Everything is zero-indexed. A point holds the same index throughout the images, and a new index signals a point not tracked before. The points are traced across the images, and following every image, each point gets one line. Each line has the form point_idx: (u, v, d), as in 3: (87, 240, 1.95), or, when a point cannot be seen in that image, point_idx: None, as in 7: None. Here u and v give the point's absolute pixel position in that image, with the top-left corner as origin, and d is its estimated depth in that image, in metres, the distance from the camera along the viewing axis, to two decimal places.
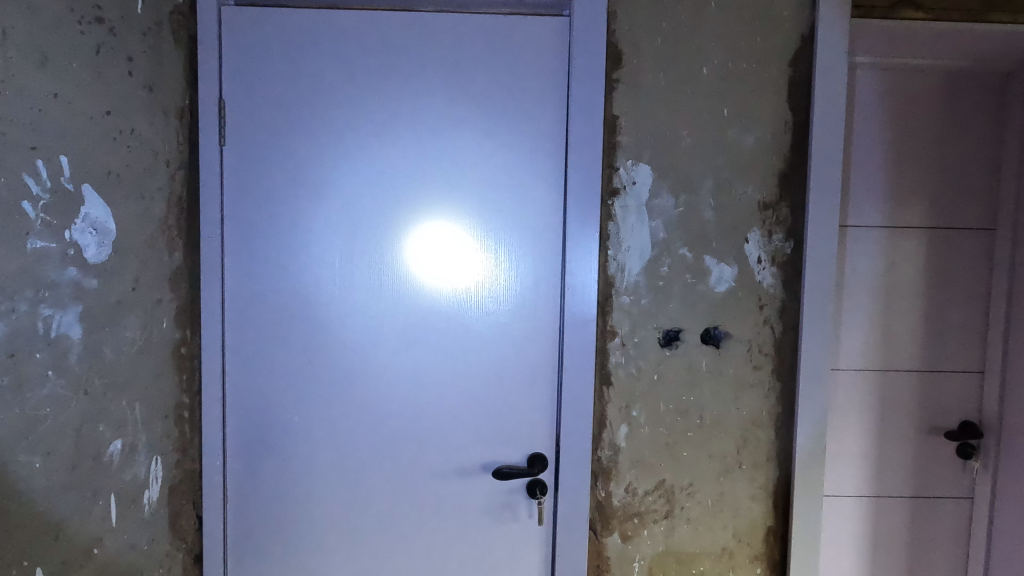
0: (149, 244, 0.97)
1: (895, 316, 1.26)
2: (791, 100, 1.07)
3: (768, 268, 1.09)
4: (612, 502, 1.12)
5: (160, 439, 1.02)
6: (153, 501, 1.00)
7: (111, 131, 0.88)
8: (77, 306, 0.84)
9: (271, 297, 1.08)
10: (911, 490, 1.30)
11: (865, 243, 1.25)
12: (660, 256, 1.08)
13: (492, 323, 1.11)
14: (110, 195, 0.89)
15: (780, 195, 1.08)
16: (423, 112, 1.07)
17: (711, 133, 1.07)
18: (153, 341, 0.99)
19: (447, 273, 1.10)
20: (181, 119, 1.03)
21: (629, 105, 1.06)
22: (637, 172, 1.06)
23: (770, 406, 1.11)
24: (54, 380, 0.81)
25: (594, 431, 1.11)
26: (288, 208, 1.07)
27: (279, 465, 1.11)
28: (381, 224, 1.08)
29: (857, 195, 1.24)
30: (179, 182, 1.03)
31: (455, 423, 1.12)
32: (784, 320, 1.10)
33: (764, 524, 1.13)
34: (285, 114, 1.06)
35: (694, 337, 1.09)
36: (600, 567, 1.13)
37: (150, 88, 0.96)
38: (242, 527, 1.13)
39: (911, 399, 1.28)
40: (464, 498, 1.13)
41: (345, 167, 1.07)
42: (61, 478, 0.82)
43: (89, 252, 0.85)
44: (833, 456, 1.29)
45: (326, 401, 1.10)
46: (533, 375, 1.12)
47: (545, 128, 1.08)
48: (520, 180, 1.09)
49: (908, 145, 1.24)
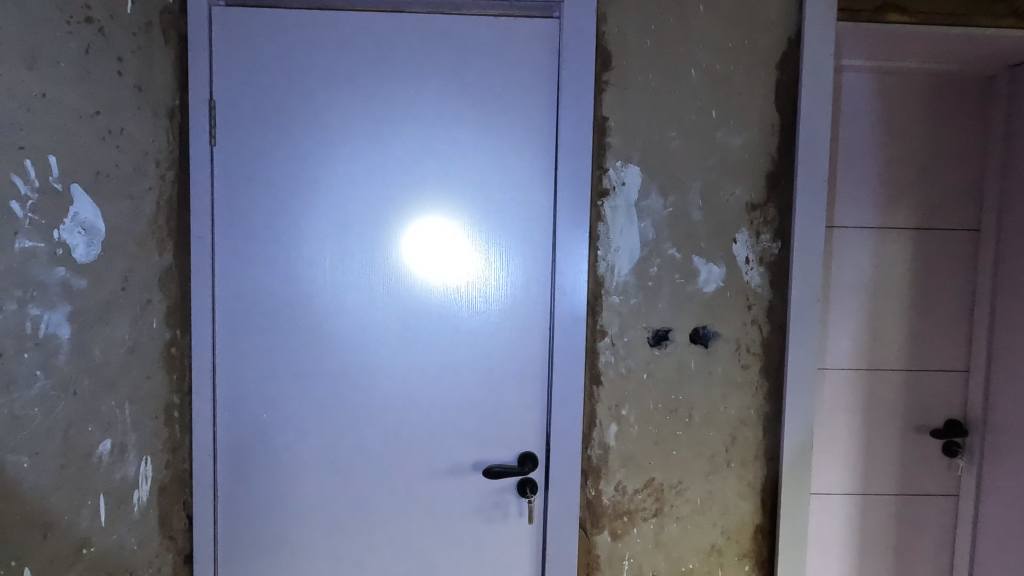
0: (139, 244, 0.97)
1: (882, 315, 1.28)
2: (778, 102, 1.08)
3: (756, 268, 1.10)
4: (601, 500, 1.13)
5: (150, 439, 1.01)
6: (143, 501, 1.00)
7: (100, 131, 0.88)
8: (66, 306, 0.83)
9: (261, 297, 1.08)
10: (898, 488, 1.31)
11: (852, 243, 1.26)
12: (650, 256, 1.09)
13: (483, 323, 1.11)
14: (99, 195, 0.88)
15: (767, 196, 1.09)
16: (414, 113, 1.07)
17: (699, 134, 1.08)
18: (143, 341, 0.98)
19: (438, 272, 1.10)
20: (171, 119, 1.03)
21: (618, 106, 1.07)
22: (627, 172, 1.07)
23: (758, 405, 1.12)
24: (42, 380, 0.81)
25: (584, 430, 1.12)
26: (279, 208, 1.07)
27: (270, 465, 1.11)
28: (373, 224, 1.09)
29: (844, 197, 1.26)
30: (168, 182, 1.03)
31: (446, 422, 1.12)
32: (772, 320, 1.11)
33: (752, 521, 1.15)
34: (277, 115, 1.06)
35: (683, 336, 1.11)
36: (590, 565, 1.14)
37: (140, 88, 0.96)
38: (233, 528, 1.12)
39: (898, 398, 1.29)
40: (456, 498, 1.13)
41: (335, 168, 1.07)
42: (49, 478, 0.82)
43: (78, 252, 0.85)
44: (821, 454, 1.30)
45: (317, 401, 1.11)
46: (524, 375, 1.12)
47: (536, 130, 1.09)
48: (510, 180, 1.09)
49: (894, 147, 1.25)
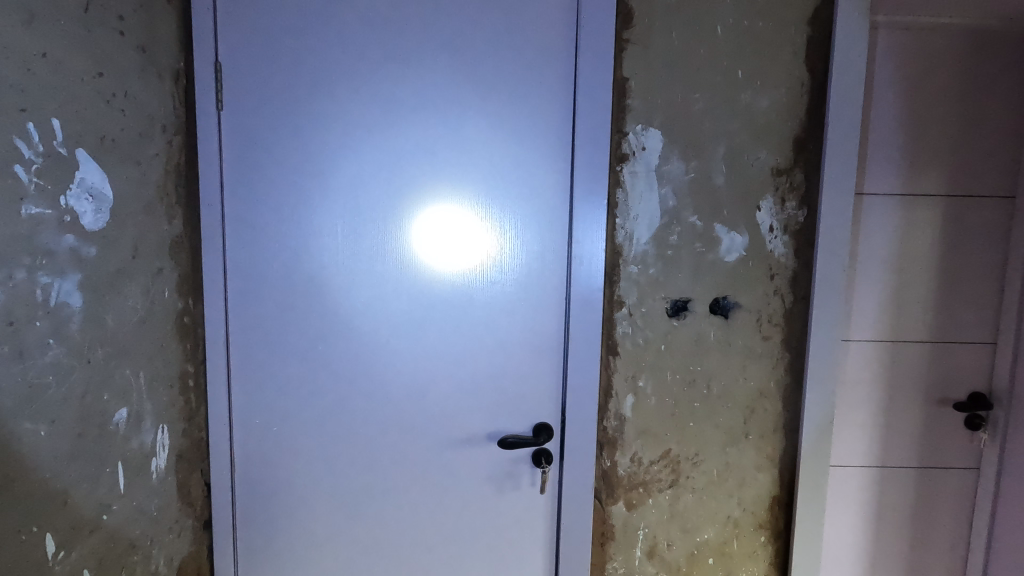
0: (148, 212, 0.95)
1: (909, 285, 1.22)
2: (808, 61, 1.03)
3: (780, 237, 1.06)
4: (617, 471, 1.12)
5: (165, 408, 1.01)
6: (161, 468, 1.01)
7: (104, 93, 0.85)
8: (76, 275, 0.82)
9: (271, 266, 1.07)
10: (918, 461, 1.28)
11: (880, 210, 1.20)
12: (670, 224, 1.05)
13: (497, 294, 1.09)
14: (106, 160, 0.86)
15: (794, 161, 1.05)
16: (426, 77, 1.03)
17: (723, 96, 1.03)
18: (155, 310, 0.98)
19: (453, 242, 1.08)
20: (176, 82, 1.00)
21: (639, 67, 1.02)
22: (647, 136, 1.03)
23: (778, 377, 1.10)
24: (55, 348, 0.79)
25: (600, 401, 1.10)
26: (289, 176, 1.05)
27: (285, 436, 1.12)
28: (382, 191, 1.06)
29: (874, 161, 1.19)
30: (176, 147, 1.01)
31: (460, 392, 1.11)
32: (795, 290, 1.08)
33: (769, 493, 1.14)
34: (284, 79, 1.02)
35: (703, 306, 1.08)
36: (605, 535, 1.14)
37: (143, 48, 0.93)
38: (249, 496, 1.13)
39: (922, 370, 1.25)
40: (470, 468, 1.13)
41: (344, 135, 1.04)
42: (67, 446, 0.81)
43: (86, 219, 0.83)
44: (840, 427, 1.26)
45: (331, 371, 1.10)
46: (540, 346, 1.11)
47: (554, 92, 1.04)
48: (528, 146, 1.06)
49: (929, 110, 1.18)
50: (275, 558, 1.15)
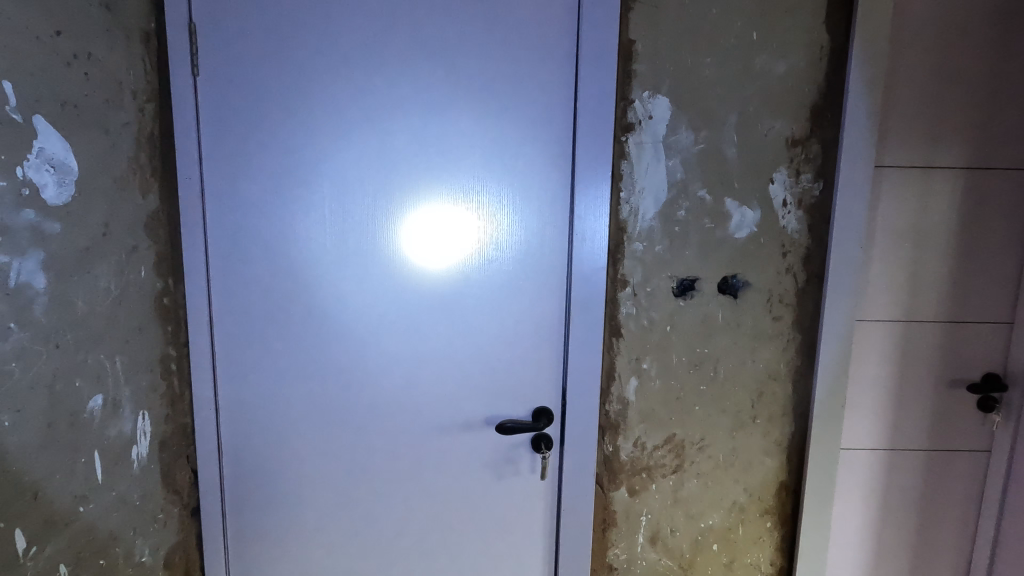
0: (120, 186, 0.89)
1: (926, 263, 1.16)
2: (829, 22, 0.95)
3: (793, 212, 1.00)
4: (619, 456, 1.08)
5: (146, 393, 0.97)
6: (142, 456, 0.96)
7: (63, 55, 0.78)
8: (39, 253, 0.76)
9: (253, 245, 1.01)
10: (928, 444, 1.24)
11: (898, 184, 1.13)
12: (677, 199, 0.99)
13: (495, 274, 1.03)
14: (68, 129, 0.79)
15: (810, 130, 0.98)
16: (417, 39, 0.96)
17: (736, 61, 0.96)
18: (130, 291, 0.92)
19: (449, 222, 1.02)
20: (147, 44, 0.93)
21: (647, 29, 0.94)
22: (654, 104, 0.96)
23: (788, 359, 1.06)
24: (18, 332, 0.74)
25: (603, 384, 1.06)
26: (272, 149, 0.98)
27: (274, 422, 1.07)
28: (370, 164, 0.99)
29: (895, 131, 1.11)
30: (149, 117, 0.94)
31: (455, 375, 1.07)
32: (808, 269, 1.02)
33: (776, 478, 1.10)
34: (265, 45, 0.95)
35: (710, 286, 1.02)
36: (607, 521, 1.11)
37: (107, 6, 0.85)
38: (237, 484, 1.09)
39: (936, 351, 1.20)
40: (467, 454, 1.09)
41: (329, 104, 0.97)
42: (34, 436, 0.77)
43: (48, 192, 0.77)
44: (850, 409, 1.22)
45: (320, 356, 1.05)
46: (540, 327, 1.05)
47: (554, 59, 0.97)
48: (526, 116, 0.99)
49: (955, 75, 1.10)
50: (265, 546, 1.12)
